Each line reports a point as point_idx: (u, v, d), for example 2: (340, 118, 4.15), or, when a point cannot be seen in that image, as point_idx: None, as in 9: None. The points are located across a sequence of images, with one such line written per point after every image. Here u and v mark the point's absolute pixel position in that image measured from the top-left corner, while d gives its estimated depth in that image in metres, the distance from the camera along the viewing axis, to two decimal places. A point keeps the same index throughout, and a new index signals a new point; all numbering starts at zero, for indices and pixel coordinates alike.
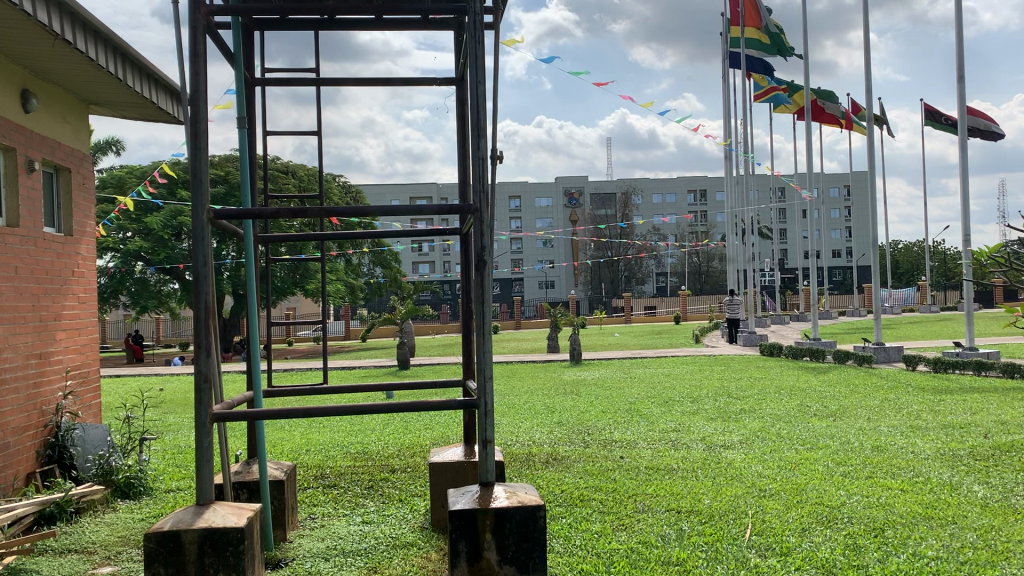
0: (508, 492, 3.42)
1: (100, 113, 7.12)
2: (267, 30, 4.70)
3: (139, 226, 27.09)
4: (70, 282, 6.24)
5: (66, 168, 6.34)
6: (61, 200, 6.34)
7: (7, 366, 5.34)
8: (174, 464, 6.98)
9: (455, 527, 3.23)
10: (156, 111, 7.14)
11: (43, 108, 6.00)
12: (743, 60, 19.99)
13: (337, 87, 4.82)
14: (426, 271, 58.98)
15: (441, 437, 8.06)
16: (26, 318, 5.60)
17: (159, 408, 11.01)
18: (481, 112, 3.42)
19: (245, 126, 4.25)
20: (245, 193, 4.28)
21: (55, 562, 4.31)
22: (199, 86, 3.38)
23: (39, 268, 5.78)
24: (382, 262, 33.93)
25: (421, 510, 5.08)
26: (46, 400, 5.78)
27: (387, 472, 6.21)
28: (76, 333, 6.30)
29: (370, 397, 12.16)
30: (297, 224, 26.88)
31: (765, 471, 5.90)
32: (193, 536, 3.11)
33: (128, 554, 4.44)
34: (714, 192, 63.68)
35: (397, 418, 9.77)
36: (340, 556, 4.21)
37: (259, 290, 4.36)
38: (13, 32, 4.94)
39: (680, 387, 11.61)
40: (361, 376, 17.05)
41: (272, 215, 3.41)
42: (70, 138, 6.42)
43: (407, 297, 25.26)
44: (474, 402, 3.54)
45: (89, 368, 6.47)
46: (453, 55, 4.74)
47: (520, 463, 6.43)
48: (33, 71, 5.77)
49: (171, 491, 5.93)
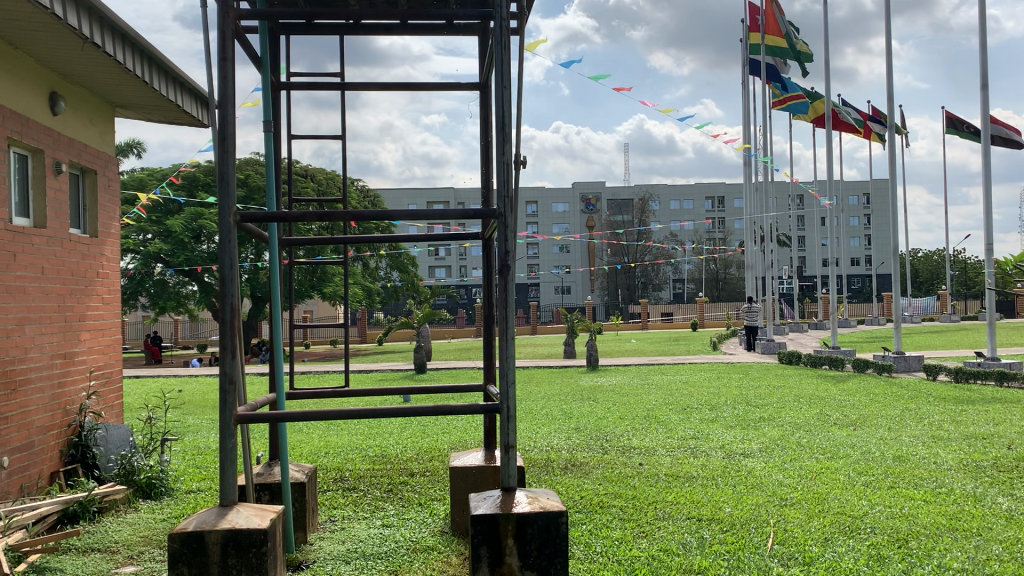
0: (530, 498, 3.41)
1: (126, 115, 7.18)
2: (293, 35, 4.73)
3: (159, 229, 27.31)
4: (95, 283, 6.29)
5: (92, 170, 6.39)
6: (86, 202, 6.40)
7: (32, 366, 5.38)
8: (194, 465, 7.01)
9: (477, 532, 3.23)
10: (180, 115, 7.20)
11: (70, 111, 6.06)
12: (763, 66, 19.92)
13: (360, 90, 4.84)
14: (442, 275, 59.08)
15: (459, 442, 8.07)
16: (51, 318, 5.64)
17: (179, 409, 11.10)
18: (507, 117, 3.43)
19: (271, 130, 4.28)
20: (269, 196, 4.31)
21: (80, 561, 4.35)
22: (227, 89, 3.40)
23: (65, 268, 5.84)
24: (400, 266, 34.05)
25: (440, 514, 5.09)
26: (70, 400, 5.83)
27: (406, 476, 6.23)
28: (100, 333, 6.35)
29: (388, 401, 12.18)
30: (315, 229, 27.04)
31: (786, 480, 5.87)
32: (217, 537, 3.13)
33: (151, 554, 4.47)
34: (731, 199, 63.48)
35: (414, 422, 9.79)
36: (360, 559, 4.21)
37: (284, 293, 4.38)
38: (43, 35, 5.00)
39: (697, 394, 11.57)
40: (378, 380, 17.11)
41: (296, 219, 3.41)
42: (97, 140, 6.48)
43: (424, 301, 25.28)
44: (496, 407, 3.52)
45: (112, 369, 6.53)
46: (477, 61, 4.75)
47: (539, 469, 6.42)
48: (61, 74, 5.84)
49: (192, 492, 5.96)
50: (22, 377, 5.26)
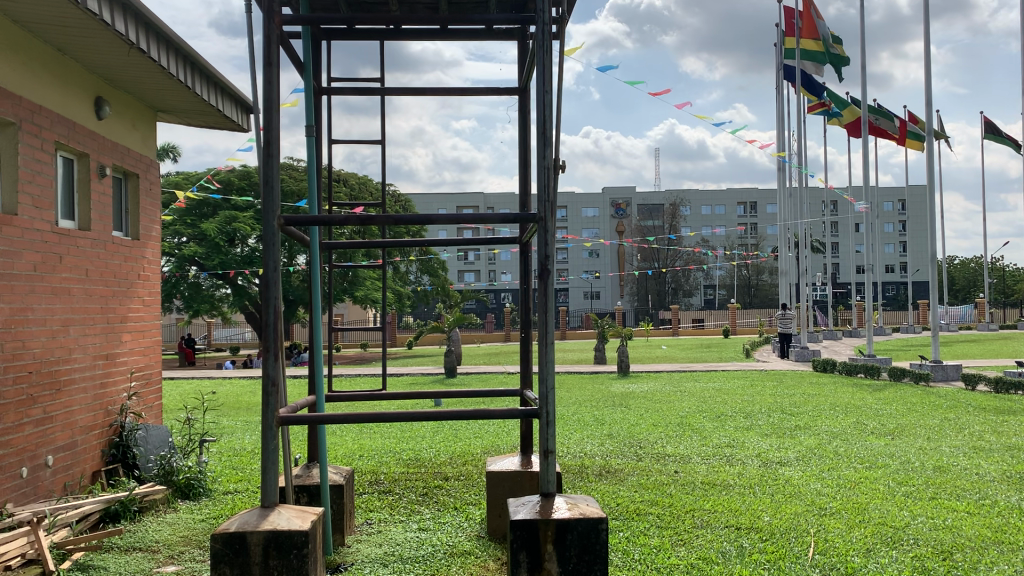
0: (569, 504, 3.40)
1: (167, 119, 7.27)
2: (334, 40, 4.76)
3: (194, 232, 27.64)
4: (136, 285, 6.38)
5: (135, 174, 6.49)
6: (128, 205, 6.50)
7: (76, 366, 5.47)
8: (231, 466, 7.08)
9: (516, 537, 3.21)
10: (220, 120, 7.28)
11: (115, 115, 6.16)
12: (799, 71, 19.75)
13: (400, 95, 4.86)
14: (472, 279, 59.23)
15: (493, 446, 8.06)
16: (95, 319, 5.73)
17: (214, 411, 11.21)
18: (548, 121, 3.42)
19: (313, 135, 4.31)
20: (311, 200, 4.34)
21: (122, 559, 4.40)
22: (272, 93, 3.44)
23: (108, 271, 5.93)
24: (431, 270, 34.23)
25: (476, 519, 5.09)
26: (111, 400, 5.91)
27: (440, 480, 6.23)
28: (142, 335, 6.45)
29: (420, 404, 12.23)
30: (346, 233, 27.23)
31: (825, 490, 5.79)
32: (258, 538, 3.15)
33: (191, 553, 4.52)
34: (763, 205, 63.01)
35: (447, 426, 9.81)
36: (398, 563, 4.22)
37: (323, 295, 4.40)
38: (90, 40, 5.07)
39: (731, 401, 11.47)
40: (409, 384, 17.19)
41: (340, 223, 3.43)
42: (139, 144, 6.58)
43: (455, 305, 25.34)
44: (535, 412, 3.51)
45: (152, 370, 6.61)
46: (516, 65, 4.76)
47: (573, 475, 6.40)
48: (106, 79, 5.94)
49: (230, 493, 6.01)
50: (66, 377, 5.34)
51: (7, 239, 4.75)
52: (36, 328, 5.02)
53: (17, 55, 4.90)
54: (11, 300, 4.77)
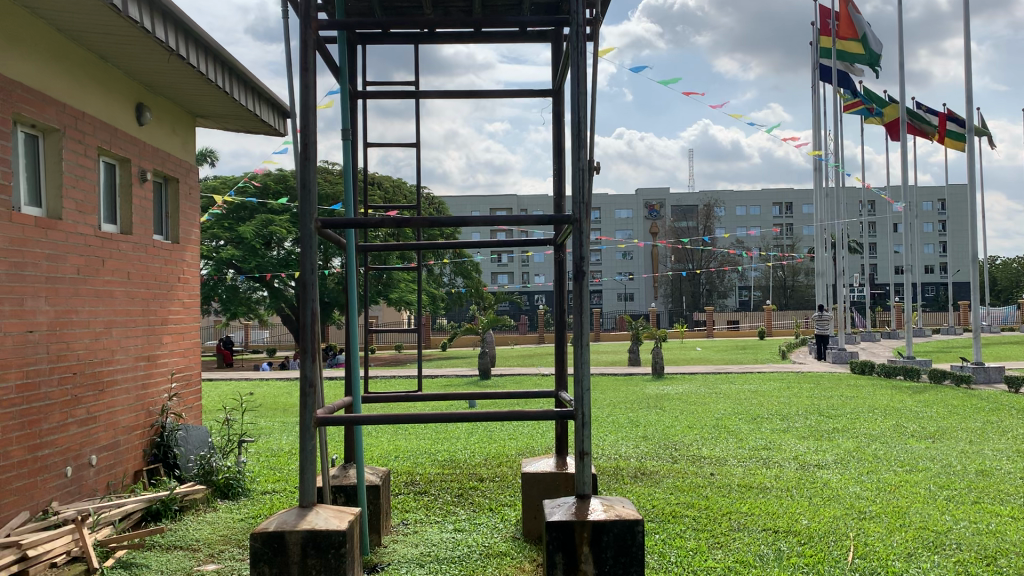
0: (605, 506, 3.39)
1: (205, 125, 7.39)
2: (369, 45, 4.81)
3: (231, 235, 27.98)
4: (177, 288, 6.49)
5: (175, 178, 6.60)
6: (169, 210, 6.61)
7: (118, 367, 5.57)
8: (269, 466, 7.16)
9: (552, 538, 3.22)
10: (257, 124, 7.38)
11: (155, 121, 6.27)
12: (835, 71, 19.51)
13: (434, 98, 4.89)
14: (505, 281, 59.33)
15: (527, 448, 8.07)
16: (136, 321, 5.84)
17: (252, 412, 11.36)
18: (583, 121, 3.42)
19: (348, 138, 4.36)
20: (347, 203, 4.38)
21: (164, 557, 4.47)
22: (309, 98, 3.48)
23: (149, 274, 6.03)
24: (464, 272, 34.34)
25: (512, 520, 5.10)
26: (153, 401, 6.02)
27: (475, 481, 6.25)
28: (182, 336, 6.56)
29: (455, 405, 12.27)
30: (380, 235, 27.42)
31: (864, 493, 5.71)
32: (297, 538, 3.19)
33: (231, 552, 4.58)
34: (799, 205, 62.33)
35: (481, 427, 9.84)
36: (434, 563, 4.24)
37: (359, 297, 4.43)
38: (132, 47, 5.17)
39: (767, 404, 11.37)
40: (444, 385, 17.27)
41: (376, 225, 3.46)
42: (179, 150, 6.69)
43: (488, 307, 25.40)
44: (569, 413, 3.50)
45: (192, 371, 6.72)
46: (550, 67, 4.77)
47: (608, 477, 6.39)
48: (146, 85, 6.05)
49: (268, 492, 6.09)
50: (109, 378, 5.45)
51: (53, 243, 4.86)
52: (80, 329, 5.13)
53: (60, 63, 5.01)
54: (56, 303, 4.88)
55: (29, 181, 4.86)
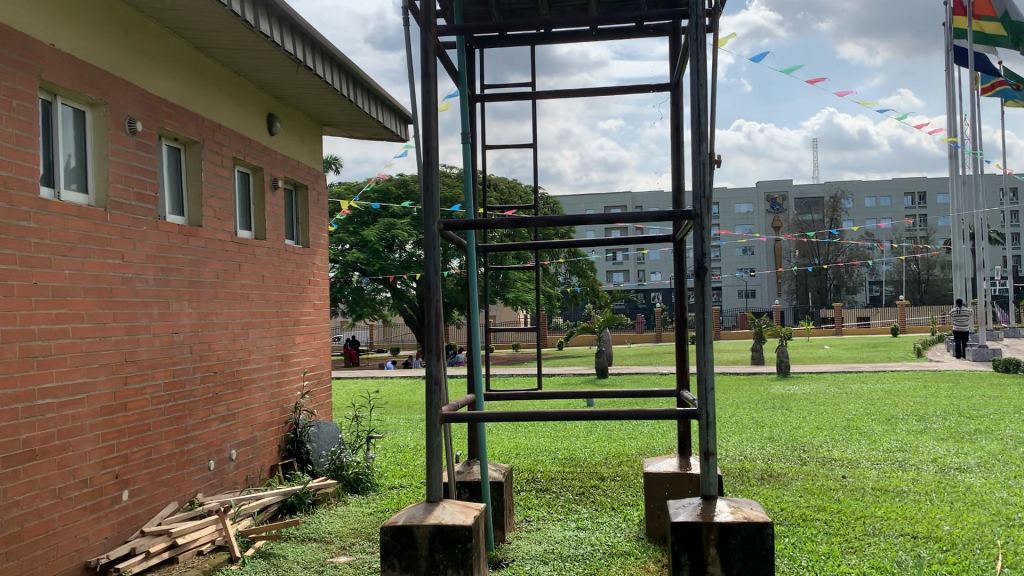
0: (732, 507, 3.32)
1: (332, 133, 7.67)
2: (487, 48, 4.88)
3: (356, 239, 28.93)
4: (307, 290, 6.76)
5: (304, 185, 6.88)
6: (299, 215, 6.91)
7: (255, 366, 5.86)
8: (396, 461, 7.37)
9: (678, 539, 3.18)
10: (380, 131, 7.61)
11: (285, 130, 6.56)
12: (972, 52, 18.43)
13: (551, 98, 4.91)
14: (622, 280, 58.91)
15: (649, 447, 7.99)
16: (271, 322, 6.13)
17: (379, 410, 11.73)
18: (703, 115, 3.36)
19: (468, 141, 4.43)
20: (467, 204, 4.46)
21: (299, 549, 4.67)
22: (430, 102, 3.56)
23: (282, 277, 6.31)
24: (580, 271, 34.30)
25: (635, 520, 5.06)
26: (287, 398, 6.31)
27: (597, 480, 6.24)
28: (313, 336, 6.84)
29: (574, 404, 12.30)
30: (497, 236, 27.74)
31: (1012, 499, 5.37)
32: (425, 532, 3.26)
33: (362, 545, 4.73)
34: (932, 194, 59.15)
35: (602, 427, 9.81)
36: (558, 560, 4.26)
37: (481, 296, 4.50)
38: (263, 60, 5.43)
39: (902, 404, 10.85)
40: (563, 385, 17.33)
41: (496, 226, 3.50)
42: (308, 157, 6.97)
43: (605, 306, 25.28)
44: (694, 412, 3.43)
45: (323, 369, 7.00)
46: (667, 61, 4.71)
47: (733, 478, 6.25)
48: (277, 96, 6.33)
49: (395, 487, 6.26)
50: (247, 376, 5.74)
51: (194, 249, 5.15)
52: (220, 330, 5.42)
53: (198, 80, 5.31)
54: (198, 306, 5.17)
55: (172, 191, 5.18)
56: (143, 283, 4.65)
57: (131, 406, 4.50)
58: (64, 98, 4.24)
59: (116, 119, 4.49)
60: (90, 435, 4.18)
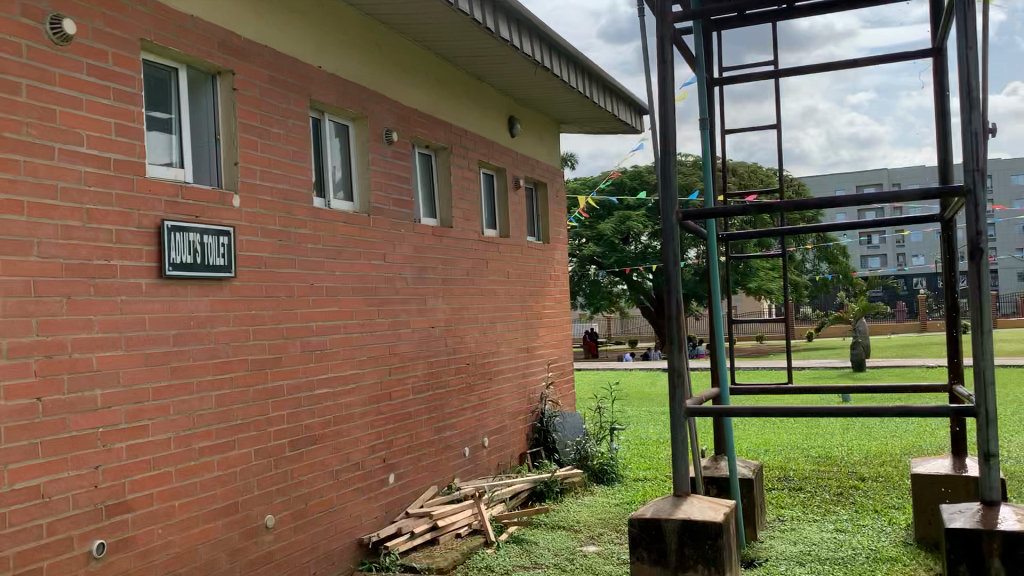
0: (1019, 515, 2.97)
1: (570, 129, 7.80)
2: (725, 30, 4.73)
3: (594, 233, 29.27)
4: (549, 285, 6.94)
5: (544, 182, 7.07)
6: (541, 212, 7.11)
7: (503, 358, 6.11)
8: (640, 454, 7.37)
9: (954, 548, 2.90)
10: (616, 124, 7.63)
11: (526, 130, 6.76)
12: None
13: (796, 75, 4.67)
14: (876, 265, 54.88)
15: (915, 446, 7.38)
16: (517, 316, 6.35)
17: (622, 402, 11.80)
18: (974, 79, 3.03)
19: (707, 128, 4.32)
20: (707, 193, 4.35)
21: (549, 536, 4.83)
22: (666, 91, 3.51)
23: (525, 272, 6.52)
24: (830, 257, 32.36)
25: (901, 524, 4.69)
26: (533, 389, 6.52)
27: (856, 480, 5.85)
28: (556, 329, 7.01)
29: (828, 398, 11.64)
30: (738, 224, 26.87)
31: None
32: (673, 526, 3.22)
33: (609, 536, 4.79)
34: None
35: (860, 423, 9.20)
36: (815, 563, 4.05)
37: (724, 285, 4.37)
38: (504, 64, 5.63)
39: None
40: (814, 378, 16.46)
41: (738, 213, 3.38)
42: (547, 155, 7.15)
43: (859, 294, 23.67)
44: (970, 409, 3.10)
45: (567, 361, 7.17)
46: (929, 25, 4.30)
47: (1018, 483, 5.60)
48: (516, 98, 6.54)
49: (640, 479, 6.27)
50: (496, 368, 5.99)
51: (445, 249, 5.45)
52: (471, 325, 5.70)
53: (445, 88, 5.62)
54: (450, 301, 5.47)
55: (424, 195, 5.52)
56: (402, 281, 4.99)
57: (394, 395, 4.86)
58: (331, 115, 4.66)
59: (374, 131, 4.86)
60: (361, 421, 4.57)
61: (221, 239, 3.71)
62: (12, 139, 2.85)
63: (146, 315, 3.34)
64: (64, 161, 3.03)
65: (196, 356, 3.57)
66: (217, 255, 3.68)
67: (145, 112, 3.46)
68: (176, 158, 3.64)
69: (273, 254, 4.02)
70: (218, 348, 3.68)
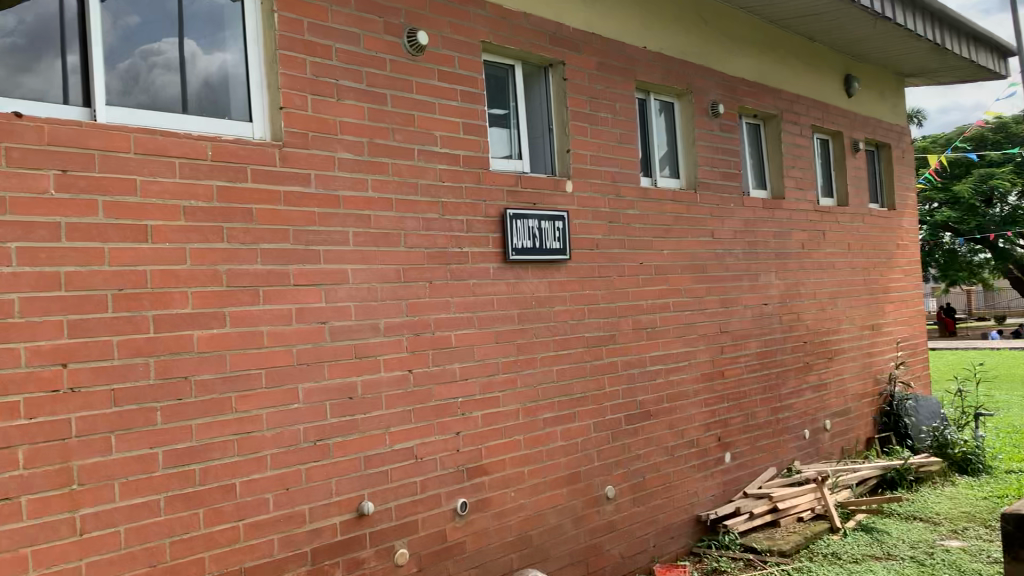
0: None
1: (917, 83, 7.09)
2: None
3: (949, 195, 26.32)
4: (896, 256, 6.41)
5: (887, 144, 6.55)
6: (884, 177, 6.60)
7: (844, 336, 5.76)
8: (1013, 443, 6.55)
9: None
10: (975, 71, 6.78)
11: (864, 90, 6.27)
12: None
13: None
14: None
15: None
16: (859, 291, 5.95)
17: (990, 384, 10.53)
18: None
19: None
20: None
21: (904, 526, 4.57)
22: None
23: (867, 243, 6.08)
24: None
25: None
26: (880, 368, 6.11)
27: None
28: (904, 305, 6.48)
29: None
30: None
31: None
32: None
33: (977, 531, 4.38)
34: None
35: None
36: None
37: None
38: (839, 21, 5.25)
39: None
40: None
41: None
42: (890, 115, 6.58)
43: None
44: None
45: (919, 339, 6.67)
46: None
47: None
48: (853, 56, 6.09)
49: (1013, 472, 5.59)
50: (837, 346, 5.68)
51: (778, 222, 5.25)
52: (808, 301, 5.44)
53: (773, 53, 5.38)
54: (784, 277, 5.26)
55: (755, 167, 5.37)
56: (733, 258, 4.91)
57: (729, 373, 4.80)
58: (656, 94, 4.70)
59: (700, 106, 4.81)
60: (695, 399, 4.57)
61: (557, 223, 3.91)
62: (382, 144, 3.29)
63: (494, 296, 3.64)
64: (422, 160, 3.43)
65: (539, 334, 3.82)
66: (553, 239, 3.89)
67: (486, 110, 3.78)
68: (516, 150, 3.94)
69: (605, 235, 4.15)
70: (558, 326, 3.90)
